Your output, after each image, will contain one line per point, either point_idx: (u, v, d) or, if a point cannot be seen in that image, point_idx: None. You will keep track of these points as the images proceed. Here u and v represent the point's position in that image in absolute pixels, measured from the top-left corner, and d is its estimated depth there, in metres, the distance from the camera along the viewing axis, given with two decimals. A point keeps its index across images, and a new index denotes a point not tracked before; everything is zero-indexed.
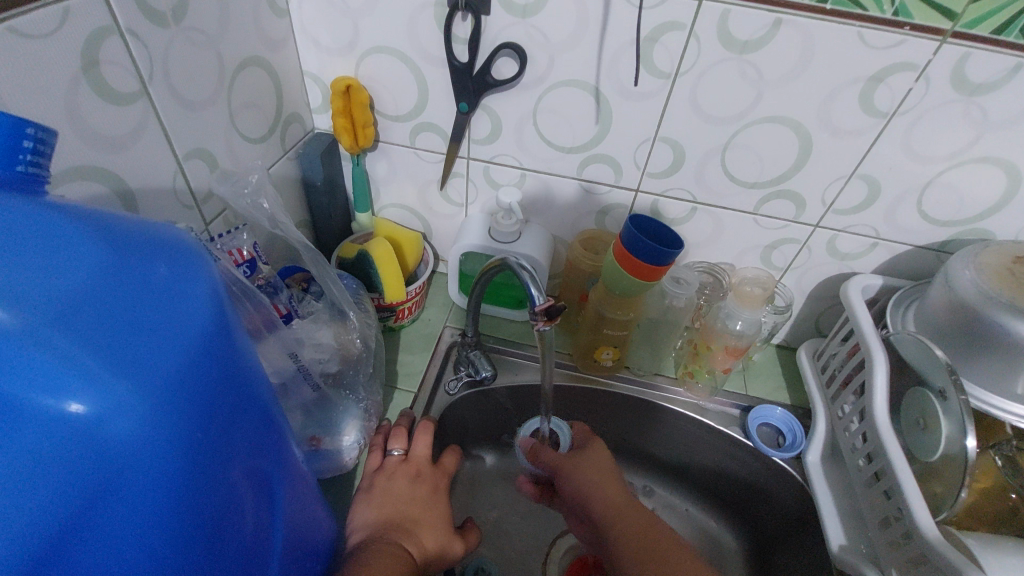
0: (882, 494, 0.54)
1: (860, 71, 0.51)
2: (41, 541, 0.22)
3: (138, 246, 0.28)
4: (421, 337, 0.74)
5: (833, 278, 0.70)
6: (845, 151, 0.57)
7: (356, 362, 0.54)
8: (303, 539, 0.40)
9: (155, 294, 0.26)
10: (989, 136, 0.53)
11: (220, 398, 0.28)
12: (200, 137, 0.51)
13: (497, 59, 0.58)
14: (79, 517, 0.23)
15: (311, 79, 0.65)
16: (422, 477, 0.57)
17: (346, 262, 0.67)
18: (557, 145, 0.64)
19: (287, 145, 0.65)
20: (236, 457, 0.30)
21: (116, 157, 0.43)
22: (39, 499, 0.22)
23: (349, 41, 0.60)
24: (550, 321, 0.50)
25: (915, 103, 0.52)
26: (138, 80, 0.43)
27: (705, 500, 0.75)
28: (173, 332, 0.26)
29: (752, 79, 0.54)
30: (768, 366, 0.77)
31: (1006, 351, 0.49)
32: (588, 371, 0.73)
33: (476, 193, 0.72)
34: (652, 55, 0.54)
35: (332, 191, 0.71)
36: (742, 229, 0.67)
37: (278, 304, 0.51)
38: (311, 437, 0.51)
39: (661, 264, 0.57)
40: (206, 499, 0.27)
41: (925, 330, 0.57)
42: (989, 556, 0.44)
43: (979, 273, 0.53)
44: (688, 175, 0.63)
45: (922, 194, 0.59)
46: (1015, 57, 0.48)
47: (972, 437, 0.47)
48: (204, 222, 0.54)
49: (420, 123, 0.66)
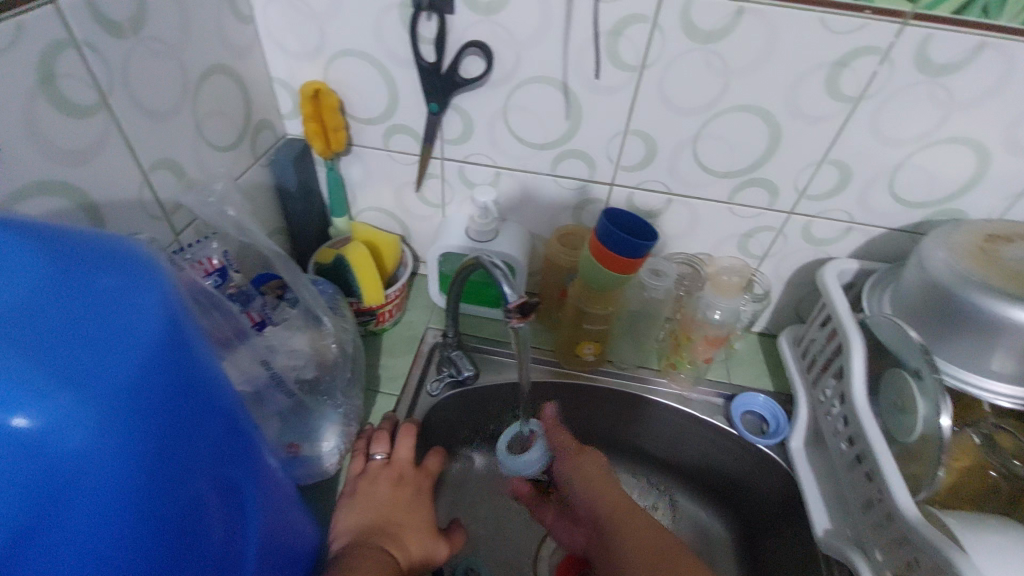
0: (864, 476, 0.54)
1: (825, 56, 0.51)
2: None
3: (84, 257, 0.27)
4: (403, 340, 0.73)
5: (811, 264, 0.70)
6: (815, 137, 0.58)
7: (333, 368, 0.54)
8: (280, 544, 0.39)
9: (100, 304, 0.26)
10: (956, 116, 0.53)
11: (177, 406, 0.28)
12: (165, 147, 0.51)
13: (465, 58, 0.58)
14: (30, 533, 0.22)
15: (280, 85, 0.64)
16: (404, 480, 0.57)
17: (323, 268, 0.67)
18: (530, 142, 0.64)
19: (258, 152, 0.65)
20: (200, 465, 0.29)
21: (78, 170, 0.43)
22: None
23: (316, 45, 0.60)
24: (523, 318, 0.50)
25: (881, 86, 0.53)
26: (97, 92, 0.43)
27: (694, 491, 0.75)
28: (122, 341, 0.25)
29: (719, 69, 0.54)
30: (751, 355, 0.77)
31: (980, 329, 0.50)
32: (572, 367, 0.72)
33: (452, 193, 0.71)
34: (618, 49, 0.54)
35: (307, 197, 0.70)
36: (718, 219, 0.67)
37: (251, 312, 0.51)
38: (289, 444, 0.50)
39: (637, 256, 0.57)
40: (168, 508, 0.27)
41: (900, 311, 0.57)
42: (969, 534, 0.44)
43: (950, 253, 0.53)
44: (661, 167, 0.63)
45: (893, 176, 0.59)
46: (976, 36, 0.48)
47: (947, 415, 0.48)
48: (174, 232, 0.54)
49: (392, 125, 0.65)
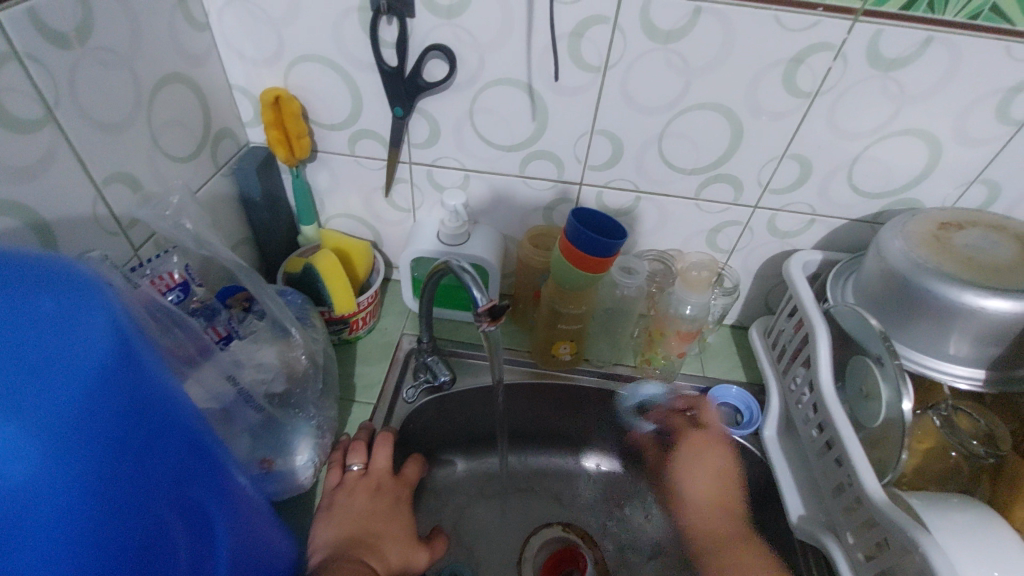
0: (834, 462, 0.56)
1: (781, 54, 0.53)
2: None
3: (17, 277, 0.25)
4: (377, 347, 0.73)
5: (777, 256, 0.71)
6: (776, 133, 0.59)
7: (303, 380, 0.53)
8: (252, 562, 0.39)
9: (42, 328, 0.24)
10: (907, 109, 0.55)
11: (131, 430, 0.27)
12: (119, 160, 0.49)
13: (428, 61, 0.57)
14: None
15: (239, 93, 0.63)
16: (383, 490, 0.56)
17: (292, 277, 0.66)
18: (498, 144, 0.64)
19: (220, 162, 0.63)
20: (160, 488, 0.28)
21: (25, 187, 0.41)
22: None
23: (275, 51, 0.59)
24: (494, 321, 0.49)
25: (837, 81, 0.54)
26: (42, 105, 0.41)
27: (673, 484, 0.76)
28: (67, 367, 0.24)
29: (680, 67, 0.54)
30: (723, 347, 0.78)
31: (936, 314, 0.51)
32: (549, 367, 0.73)
33: (421, 197, 0.71)
34: (581, 49, 0.54)
35: (273, 206, 0.69)
36: (686, 215, 0.68)
37: (217, 326, 0.49)
38: (261, 460, 0.49)
39: (607, 255, 0.58)
40: (127, 535, 0.26)
41: (862, 300, 0.59)
42: (933, 514, 0.45)
43: (907, 242, 0.55)
44: (628, 166, 0.64)
45: (851, 168, 0.61)
46: (924, 31, 0.50)
47: (908, 399, 0.49)
48: (132, 248, 0.52)
49: (357, 131, 0.65)
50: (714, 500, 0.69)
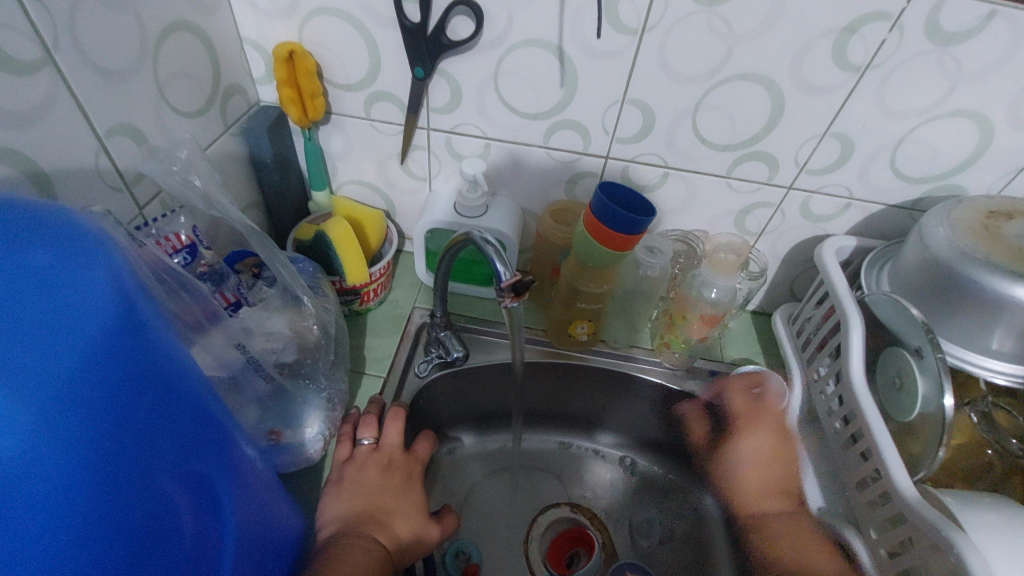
0: (860, 456, 0.54)
1: (833, 21, 0.49)
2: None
3: (19, 229, 0.24)
4: (388, 320, 0.71)
5: (808, 241, 0.69)
6: (818, 109, 0.55)
7: (315, 350, 0.51)
8: (259, 540, 0.37)
9: (39, 282, 0.22)
10: (963, 88, 0.51)
11: (136, 396, 0.25)
12: (123, 111, 0.46)
13: (452, 19, 0.53)
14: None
15: (251, 47, 0.59)
16: (394, 466, 0.55)
17: (303, 244, 0.64)
18: (521, 112, 0.60)
19: (229, 120, 0.60)
20: (166, 461, 0.26)
21: (22, 135, 0.38)
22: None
23: (289, 2, 0.55)
24: (517, 297, 0.47)
25: (889, 55, 0.50)
26: (39, 45, 0.38)
27: (684, 470, 0.74)
28: (68, 322, 0.22)
29: (722, 33, 0.51)
30: (744, 333, 0.76)
31: (981, 306, 0.49)
32: (565, 347, 0.71)
33: (439, 166, 0.68)
34: (617, 10, 0.51)
35: (284, 169, 0.66)
36: (716, 194, 0.65)
37: (225, 292, 0.48)
38: (270, 432, 0.48)
39: (635, 232, 0.55)
40: (132, 510, 0.24)
41: (899, 289, 0.57)
42: (967, 514, 0.43)
43: (953, 229, 0.52)
44: (659, 139, 0.60)
45: (895, 151, 0.57)
46: (990, 3, 0.46)
47: (950, 395, 0.47)
48: (138, 206, 0.50)
49: (373, 93, 0.61)
50: (773, 488, 0.65)
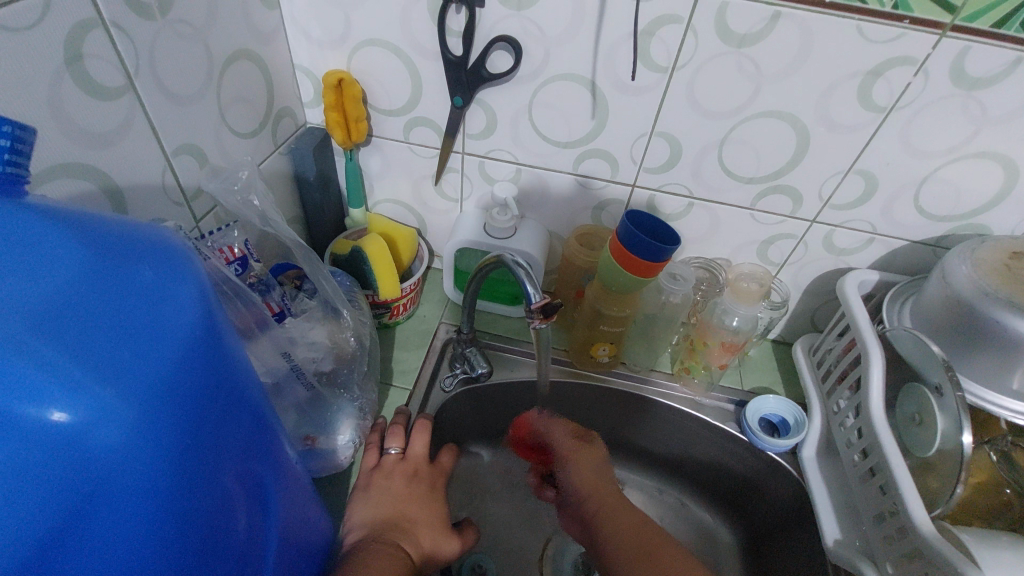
0: (878, 489, 0.54)
1: (860, 64, 0.51)
2: (17, 567, 0.20)
3: (122, 248, 0.26)
4: (415, 334, 0.73)
5: (830, 273, 0.70)
6: (844, 146, 0.57)
7: (350, 360, 0.55)
8: (295, 540, 0.38)
9: (139, 297, 0.25)
10: (987, 132, 0.53)
11: (210, 402, 0.27)
12: (189, 132, 0.50)
13: (492, 53, 0.57)
14: (54, 538, 0.21)
15: (302, 73, 0.64)
16: (419, 476, 0.56)
17: (339, 259, 0.67)
18: (553, 140, 0.63)
19: (279, 140, 0.64)
20: (228, 460, 0.28)
21: (102, 152, 0.42)
22: (13, 521, 0.20)
23: (341, 33, 0.59)
24: (546, 319, 0.50)
25: (913, 98, 0.52)
26: (123, 74, 0.42)
27: (700, 495, 0.75)
28: (160, 334, 0.24)
29: (750, 73, 0.53)
30: (764, 362, 0.77)
31: (1001, 346, 0.49)
32: (584, 367, 0.73)
33: (471, 188, 0.71)
34: (650, 49, 0.53)
35: (325, 187, 0.70)
36: (740, 224, 0.67)
37: (270, 302, 0.51)
38: (305, 437, 0.51)
39: (658, 260, 0.57)
40: (198, 506, 0.26)
41: (921, 324, 0.57)
42: (985, 552, 0.43)
43: (975, 269, 0.52)
44: (686, 170, 0.62)
45: (918, 189, 0.59)
46: (1015, 51, 0.47)
47: (968, 434, 0.47)
48: (195, 219, 0.53)
49: (413, 118, 0.65)
50: (784, 518, 0.66)
